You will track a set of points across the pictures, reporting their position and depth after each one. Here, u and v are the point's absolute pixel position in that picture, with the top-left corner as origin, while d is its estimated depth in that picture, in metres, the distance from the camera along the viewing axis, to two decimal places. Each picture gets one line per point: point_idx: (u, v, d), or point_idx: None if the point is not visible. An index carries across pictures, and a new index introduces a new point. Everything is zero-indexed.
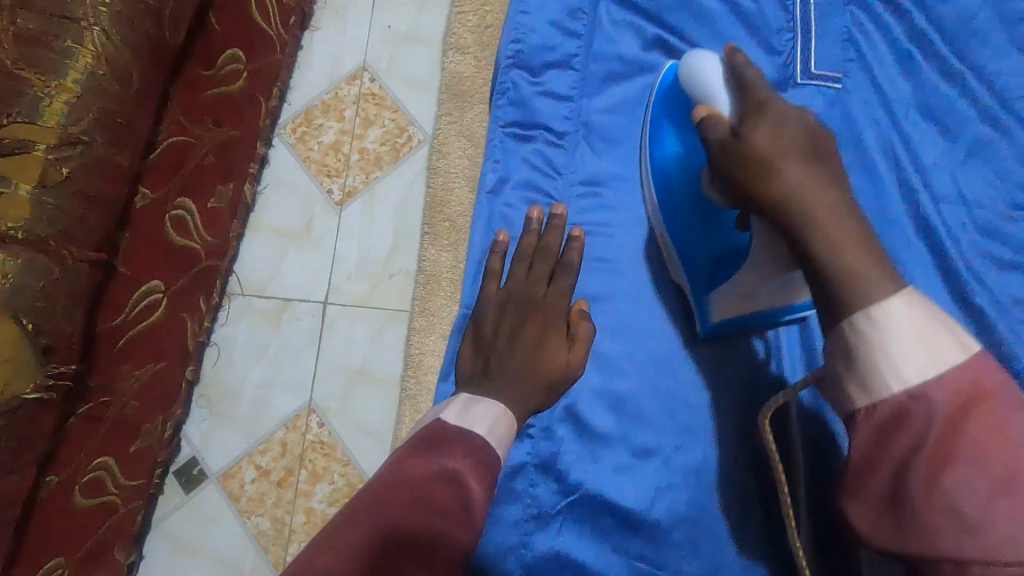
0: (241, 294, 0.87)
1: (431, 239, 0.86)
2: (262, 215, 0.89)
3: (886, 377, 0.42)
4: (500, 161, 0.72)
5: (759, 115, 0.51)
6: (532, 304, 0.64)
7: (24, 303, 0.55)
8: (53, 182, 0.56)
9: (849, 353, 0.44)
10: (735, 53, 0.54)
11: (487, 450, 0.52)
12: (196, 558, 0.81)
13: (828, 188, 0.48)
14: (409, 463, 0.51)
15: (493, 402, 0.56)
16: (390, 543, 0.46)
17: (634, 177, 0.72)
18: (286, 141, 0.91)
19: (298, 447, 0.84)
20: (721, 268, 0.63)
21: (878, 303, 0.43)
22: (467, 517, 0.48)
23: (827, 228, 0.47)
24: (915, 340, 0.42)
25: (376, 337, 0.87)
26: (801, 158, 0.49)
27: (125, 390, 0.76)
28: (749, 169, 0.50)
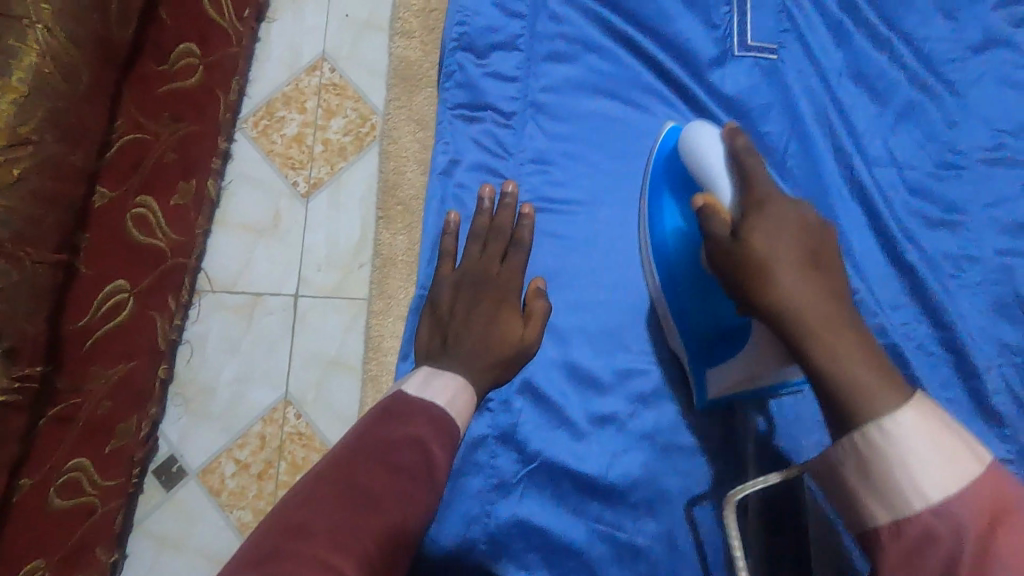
0: (211, 291, 0.88)
1: (386, 224, 0.87)
2: (228, 212, 0.90)
3: (909, 499, 0.39)
4: (450, 143, 0.73)
5: (760, 212, 0.50)
6: (485, 281, 0.67)
7: None
8: (5, 183, 0.55)
9: (863, 467, 0.41)
10: (736, 135, 0.55)
11: (447, 419, 0.53)
12: (180, 553, 0.83)
13: (826, 298, 0.47)
14: (372, 431, 0.50)
15: (450, 373, 0.57)
16: (358, 503, 0.45)
17: (583, 153, 0.73)
18: (248, 135, 0.92)
19: (276, 439, 0.85)
20: (720, 347, 0.63)
21: (888, 413, 0.40)
22: (432, 479, 0.49)
23: (826, 337, 0.45)
24: (932, 451, 0.39)
25: (346, 328, 0.87)
26: (800, 265, 0.48)
27: (98, 392, 0.72)
28: (745, 271, 0.49)
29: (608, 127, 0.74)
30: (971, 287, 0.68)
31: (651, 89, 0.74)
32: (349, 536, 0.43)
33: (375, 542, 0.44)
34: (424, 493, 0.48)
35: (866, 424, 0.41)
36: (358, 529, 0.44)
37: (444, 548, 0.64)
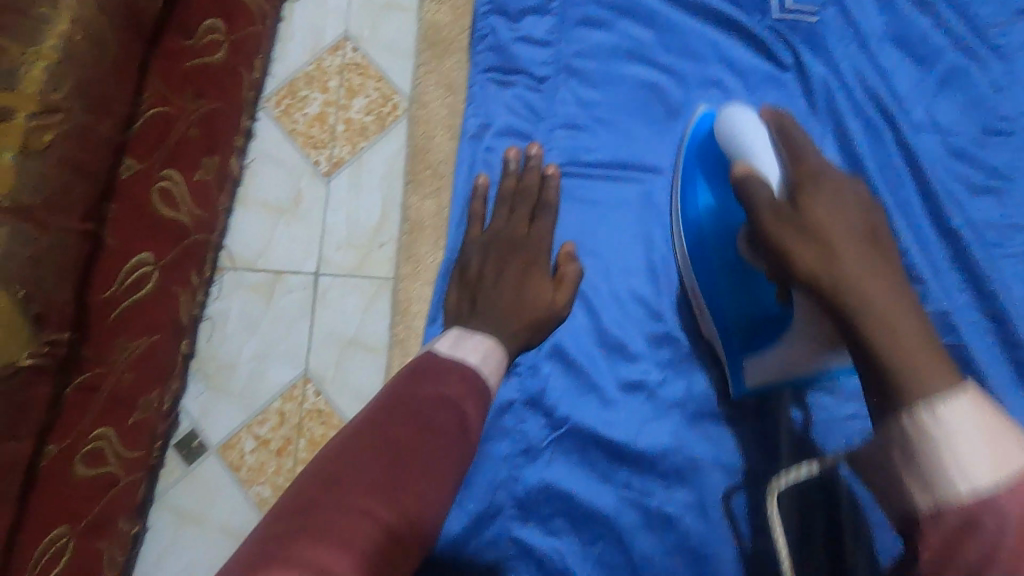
0: (232, 268, 0.89)
1: (414, 188, 0.88)
2: (250, 190, 0.91)
3: (954, 482, 0.39)
4: (480, 106, 0.75)
5: (814, 184, 0.52)
6: (515, 243, 0.70)
7: (16, 272, 0.55)
8: (36, 149, 0.55)
9: (908, 449, 0.42)
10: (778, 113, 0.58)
11: (478, 377, 0.58)
12: (200, 527, 0.84)
13: (885, 272, 0.47)
14: (405, 390, 0.55)
15: (490, 339, 0.62)
16: (398, 460, 0.51)
17: (614, 117, 0.74)
18: (270, 115, 0.92)
19: (295, 416, 0.86)
20: (762, 333, 0.63)
21: (944, 394, 0.41)
22: (463, 431, 0.54)
23: (881, 305, 0.45)
24: (982, 437, 0.39)
25: (365, 307, 0.87)
26: (855, 242, 0.49)
27: (121, 364, 0.73)
28: (802, 238, 0.50)
29: (638, 93, 0.75)
30: (1015, 256, 0.67)
31: (682, 54, 0.75)
32: (393, 487, 0.50)
33: (418, 491, 0.50)
34: (457, 444, 0.54)
35: (914, 404, 0.41)
36: (401, 479, 0.50)
37: (468, 514, 0.66)
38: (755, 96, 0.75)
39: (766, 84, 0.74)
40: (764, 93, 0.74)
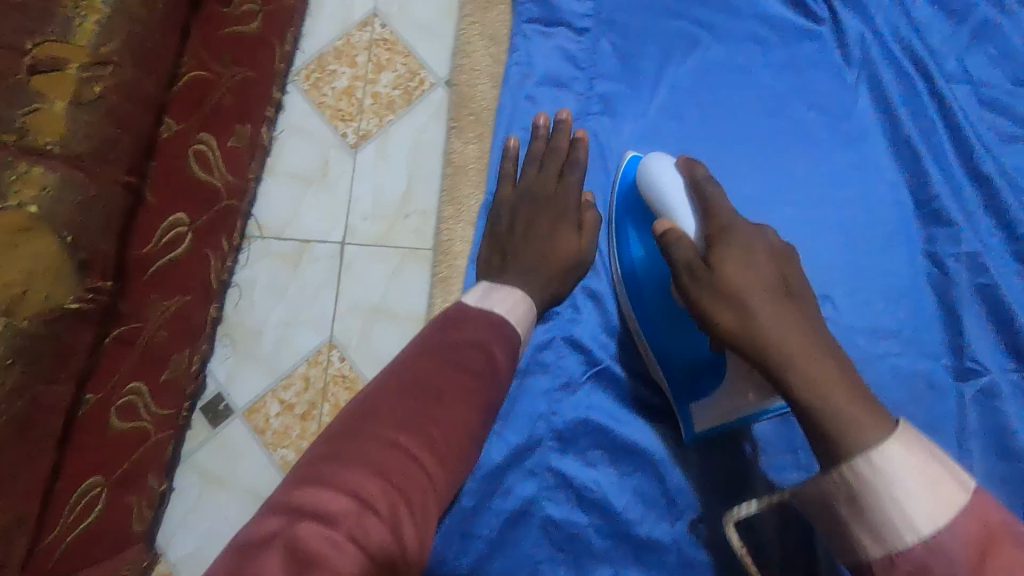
0: (260, 237, 0.91)
1: (456, 139, 0.91)
2: (278, 160, 0.93)
3: (902, 533, 0.42)
4: (522, 56, 0.76)
5: (725, 241, 0.56)
6: (543, 202, 0.70)
7: (64, 218, 0.57)
8: (88, 100, 0.58)
9: (852, 497, 0.45)
10: (695, 166, 0.62)
11: (506, 324, 0.59)
12: (224, 489, 0.85)
13: (805, 333, 0.51)
14: (435, 339, 0.57)
15: (519, 291, 0.63)
16: (426, 398, 0.52)
17: (652, 66, 0.75)
18: (300, 88, 0.93)
19: (320, 381, 0.87)
20: (703, 379, 0.65)
21: (876, 447, 0.44)
22: (494, 377, 0.56)
23: (805, 367, 0.50)
24: (917, 475, 0.43)
25: (391, 275, 0.89)
26: (770, 294, 0.53)
27: (156, 320, 0.76)
28: (717, 301, 0.54)
29: (675, 45, 0.75)
30: None
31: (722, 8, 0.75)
32: (427, 423, 0.51)
33: (450, 428, 0.52)
34: (488, 389, 0.55)
35: (854, 459, 0.45)
36: (434, 418, 0.51)
37: (511, 447, 0.68)
38: (793, 51, 0.75)
39: (805, 41, 0.75)
40: (803, 49, 0.74)
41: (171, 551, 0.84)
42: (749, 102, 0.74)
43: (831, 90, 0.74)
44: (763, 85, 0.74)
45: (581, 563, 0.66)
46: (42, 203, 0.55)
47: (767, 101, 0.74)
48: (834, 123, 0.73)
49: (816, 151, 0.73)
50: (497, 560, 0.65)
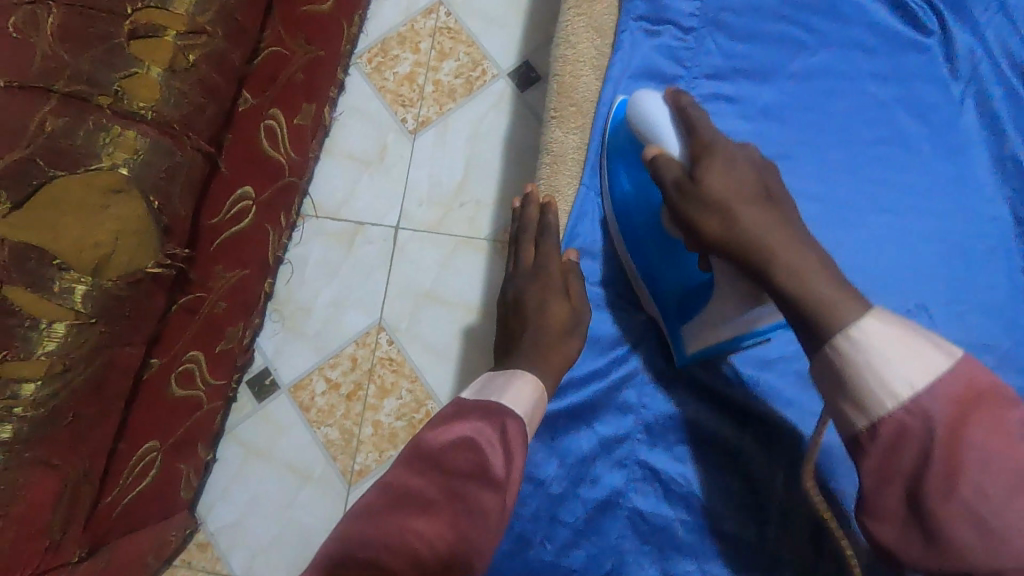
0: (314, 216, 0.92)
1: (557, 123, 0.70)
2: (337, 141, 0.94)
3: (879, 395, 0.40)
4: (626, 54, 0.68)
5: (709, 155, 0.53)
6: (530, 274, 0.66)
7: (150, 180, 0.58)
8: (181, 67, 0.60)
9: (840, 381, 0.42)
10: (680, 94, 0.59)
11: (507, 414, 0.53)
12: (266, 463, 0.86)
13: (785, 228, 0.48)
14: (424, 440, 0.52)
15: (525, 372, 0.58)
16: (417, 510, 0.48)
17: (761, 73, 0.67)
18: (362, 70, 0.95)
19: (366, 362, 0.88)
20: (693, 303, 0.61)
21: (852, 324, 0.42)
22: (490, 479, 0.50)
23: (791, 260, 0.47)
24: (898, 347, 0.41)
25: (444, 262, 0.90)
26: (753, 200, 0.50)
27: (218, 292, 0.74)
28: (705, 210, 0.51)
29: (779, 50, 0.67)
30: None
31: (836, 16, 0.67)
32: (412, 545, 0.45)
33: (441, 551, 0.46)
34: (485, 495, 0.49)
35: (834, 338, 0.43)
36: (420, 540, 0.46)
37: (598, 436, 0.64)
38: (900, 62, 0.66)
39: (911, 52, 0.66)
40: (908, 61, 0.66)
41: (212, 520, 0.85)
42: (850, 112, 0.66)
43: (934, 101, 0.65)
44: (871, 98, 0.66)
45: (665, 554, 0.61)
46: (132, 166, 0.56)
47: (865, 110, 0.66)
48: (938, 139, 0.65)
49: (919, 167, 0.64)
50: (581, 549, 0.62)
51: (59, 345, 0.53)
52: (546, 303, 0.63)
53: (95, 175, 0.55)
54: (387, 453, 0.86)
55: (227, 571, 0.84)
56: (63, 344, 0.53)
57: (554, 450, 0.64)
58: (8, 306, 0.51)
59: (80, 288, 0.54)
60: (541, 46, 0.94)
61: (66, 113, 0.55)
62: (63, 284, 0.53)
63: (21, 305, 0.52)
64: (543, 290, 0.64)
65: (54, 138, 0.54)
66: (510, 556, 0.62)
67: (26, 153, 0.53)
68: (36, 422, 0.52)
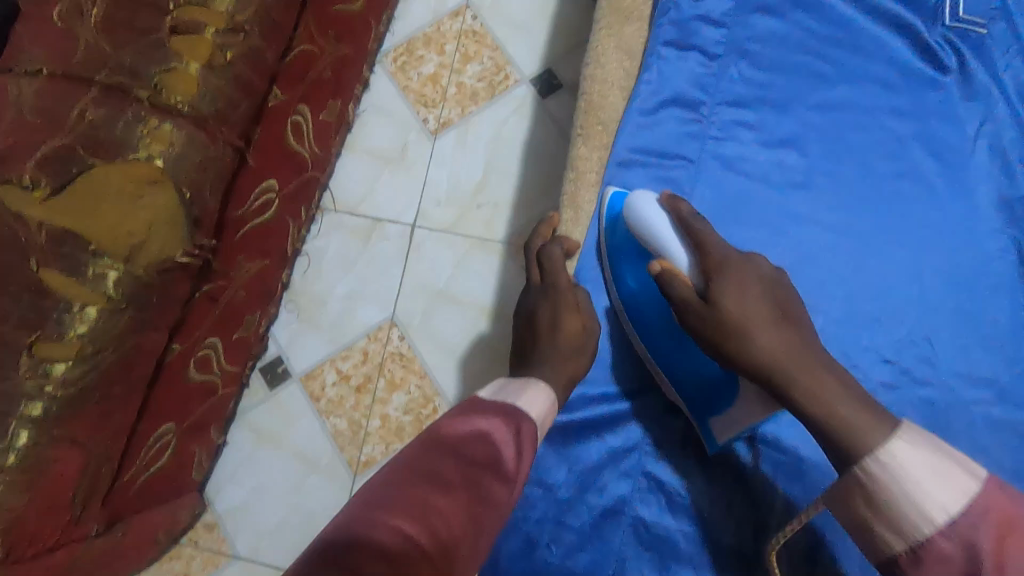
0: (334, 211, 0.94)
1: (583, 140, 0.73)
2: (360, 137, 0.95)
3: (918, 525, 0.41)
4: (653, 72, 0.69)
5: (722, 274, 0.54)
6: (539, 286, 0.67)
7: (183, 174, 0.60)
8: (219, 64, 0.62)
9: (870, 497, 0.44)
10: (678, 202, 0.60)
11: (519, 414, 0.54)
12: (275, 450, 0.88)
13: (803, 349, 0.50)
14: (439, 429, 0.51)
15: (540, 380, 0.59)
16: (434, 488, 0.47)
17: (782, 100, 0.68)
18: (387, 69, 0.97)
19: (378, 356, 0.90)
20: (718, 397, 0.61)
21: (883, 445, 0.43)
22: (502, 473, 0.50)
23: (811, 388, 0.48)
24: (932, 474, 0.42)
25: (459, 262, 0.91)
26: (771, 322, 0.52)
27: (238, 281, 0.76)
28: (725, 333, 0.52)
29: (801, 79, 0.68)
30: None
31: (855, 48, 0.68)
32: (429, 517, 0.45)
33: (456, 529, 0.46)
34: (495, 488, 0.49)
35: (864, 461, 0.44)
36: (437, 515, 0.45)
37: (607, 446, 0.66)
38: (920, 98, 0.67)
39: (929, 89, 0.67)
40: (926, 96, 0.67)
41: (219, 501, 0.87)
42: (866, 144, 0.67)
43: (949, 136, 0.67)
44: (885, 129, 0.67)
45: (665, 562, 0.63)
46: (167, 160, 0.59)
47: (881, 143, 0.67)
48: (951, 174, 0.66)
49: (929, 200, 0.65)
50: (584, 553, 0.63)
51: (90, 328, 0.55)
52: (557, 317, 0.64)
53: (131, 165, 0.57)
54: (394, 445, 0.88)
55: (232, 553, 0.86)
56: (93, 328, 0.55)
57: (563, 456, 0.66)
58: (42, 286, 0.54)
59: (112, 274, 0.56)
60: (564, 54, 0.95)
61: (106, 103, 0.57)
62: (96, 269, 0.55)
63: (54, 286, 0.54)
64: (552, 302, 0.65)
65: (94, 127, 0.56)
66: (518, 555, 0.64)
67: (67, 140, 0.55)
68: (64, 402, 0.54)
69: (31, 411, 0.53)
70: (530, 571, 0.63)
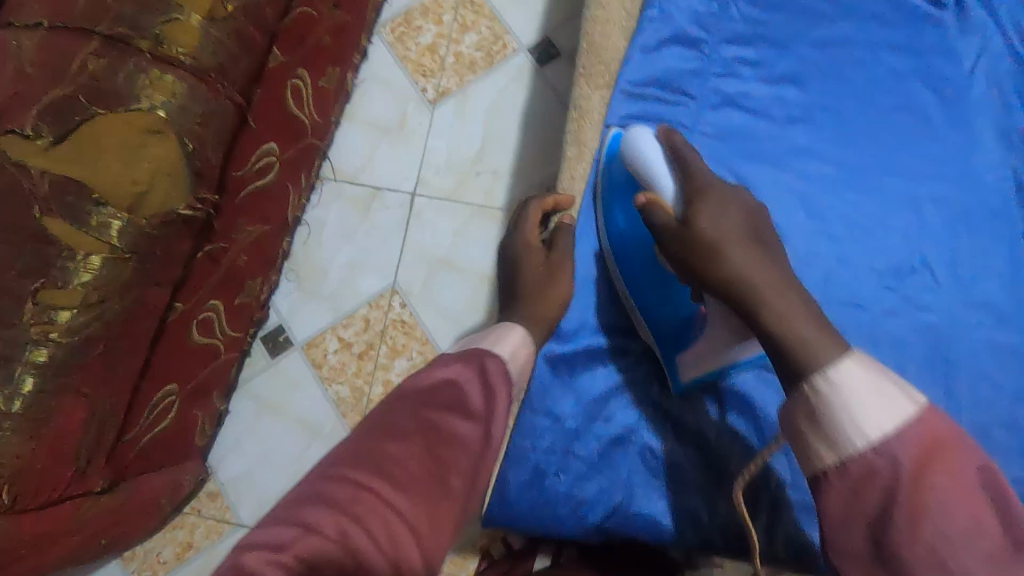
0: (333, 180, 0.94)
1: (586, 80, 0.73)
2: (358, 107, 0.95)
3: (850, 437, 0.42)
4: (658, 14, 0.69)
5: (700, 197, 0.55)
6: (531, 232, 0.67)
7: (186, 124, 0.60)
8: (219, 18, 0.62)
9: (812, 411, 0.44)
10: (672, 133, 0.61)
11: (485, 355, 0.55)
12: (277, 417, 0.88)
13: (773, 269, 0.51)
14: (406, 384, 0.53)
15: (516, 322, 0.60)
16: (395, 439, 0.49)
17: (782, 41, 0.68)
18: (385, 39, 0.97)
19: (379, 324, 0.90)
20: (689, 334, 0.63)
21: (832, 363, 0.44)
22: (465, 416, 0.51)
23: (776, 300, 0.49)
24: (870, 397, 0.43)
25: (459, 230, 0.92)
26: (741, 241, 0.52)
27: (239, 245, 0.76)
28: (704, 255, 0.52)
29: (801, 21, 0.68)
30: None
31: None
32: (391, 467, 0.48)
33: (418, 474, 0.48)
34: (461, 430, 0.51)
35: (812, 375, 0.44)
36: (394, 464, 0.48)
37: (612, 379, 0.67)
38: (916, 36, 0.68)
39: (927, 27, 0.68)
40: (923, 34, 0.68)
41: (223, 471, 0.87)
42: (865, 80, 0.68)
43: (948, 74, 0.67)
44: (883, 65, 0.68)
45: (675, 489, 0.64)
46: (170, 109, 0.58)
47: (881, 79, 0.68)
48: (949, 108, 0.67)
49: (929, 134, 0.66)
50: (598, 478, 0.64)
51: (95, 277, 0.55)
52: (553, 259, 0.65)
53: (133, 115, 0.57)
54: None
55: (236, 521, 0.86)
56: (98, 276, 0.55)
57: (573, 387, 0.66)
58: (45, 234, 0.53)
59: (116, 223, 0.56)
60: (561, 22, 0.96)
61: (106, 54, 0.57)
62: (100, 218, 0.55)
63: (58, 235, 0.54)
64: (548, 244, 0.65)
65: (95, 78, 0.56)
66: (525, 488, 0.64)
67: (68, 91, 0.56)
68: (69, 350, 0.54)
69: (36, 358, 0.53)
70: (540, 500, 0.64)
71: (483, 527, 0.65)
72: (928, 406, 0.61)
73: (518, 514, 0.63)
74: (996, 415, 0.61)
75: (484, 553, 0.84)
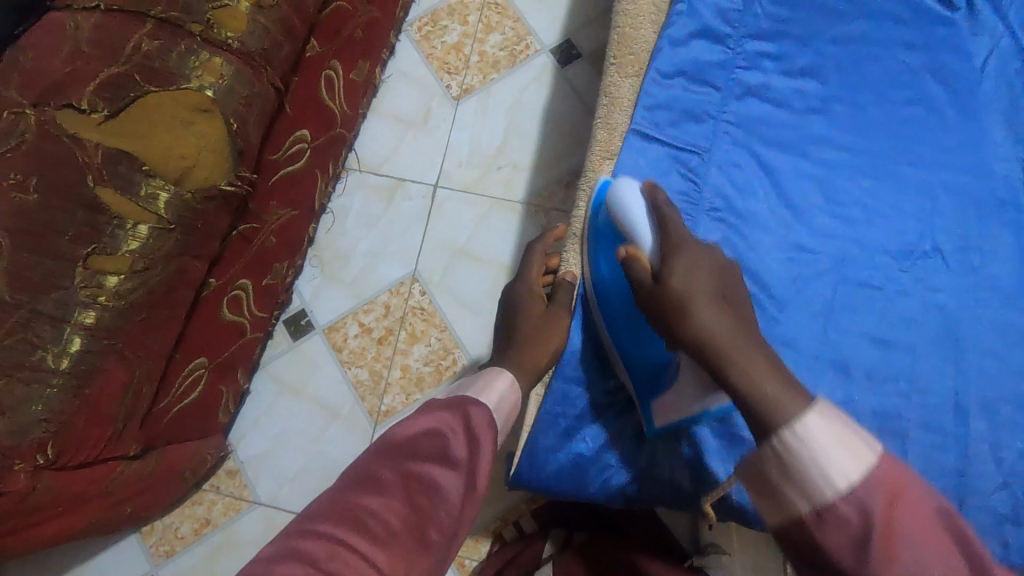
0: (358, 170, 0.97)
1: (616, 69, 0.75)
2: (384, 101, 0.99)
3: (822, 487, 0.41)
4: (685, 11, 0.72)
5: (676, 254, 0.55)
6: None
7: (232, 104, 0.63)
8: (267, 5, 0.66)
9: (785, 467, 0.43)
10: (657, 190, 0.61)
11: (471, 404, 0.55)
12: (297, 399, 0.91)
13: (741, 328, 0.50)
14: (390, 433, 0.53)
15: (501, 368, 0.63)
16: (375, 490, 0.48)
17: (801, 37, 0.71)
18: (412, 37, 1.00)
19: (399, 309, 0.92)
20: (664, 379, 0.65)
21: (798, 419, 0.43)
22: (450, 466, 0.50)
23: (746, 359, 0.48)
24: (837, 445, 0.42)
25: (479, 221, 0.94)
26: (711, 299, 0.52)
27: (269, 227, 0.78)
28: (675, 314, 0.52)
29: (820, 19, 0.71)
30: None
31: None
32: (365, 520, 0.46)
33: (395, 526, 0.46)
34: (443, 481, 0.49)
35: (781, 431, 0.43)
36: (371, 518, 0.46)
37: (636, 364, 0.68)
38: (930, 36, 0.71)
39: (940, 26, 0.71)
40: (937, 33, 0.71)
41: (241, 450, 0.89)
42: (881, 75, 0.71)
43: (960, 71, 0.70)
44: (898, 61, 0.71)
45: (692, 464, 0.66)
46: (218, 89, 0.62)
47: (897, 75, 0.71)
48: (961, 102, 0.70)
49: (942, 128, 0.70)
50: (619, 450, 0.67)
51: (140, 246, 0.58)
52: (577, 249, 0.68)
53: (184, 93, 0.60)
54: (413, 395, 0.90)
55: (253, 498, 0.88)
56: (144, 245, 0.58)
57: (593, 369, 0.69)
58: (98, 204, 0.56)
59: (164, 195, 0.59)
60: (582, 24, 0.99)
61: (160, 36, 0.60)
62: (149, 189, 0.58)
63: (110, 205, 0.56)
64: None
65: (149, 57, 0.59)
66: (543, 467, 0.67)
67: (123, 69, 0.58)
68: (114, 313, 0.57)
69: (85, 319, 0.55)
70: (564, 467, 0.66)
71: (513, 487, 0.69)
72: (938, 379, 0.65)
73: (545, 474, 0.67)
74: (1004, 393, 0.64)
75: (496, 536, 0.84)
